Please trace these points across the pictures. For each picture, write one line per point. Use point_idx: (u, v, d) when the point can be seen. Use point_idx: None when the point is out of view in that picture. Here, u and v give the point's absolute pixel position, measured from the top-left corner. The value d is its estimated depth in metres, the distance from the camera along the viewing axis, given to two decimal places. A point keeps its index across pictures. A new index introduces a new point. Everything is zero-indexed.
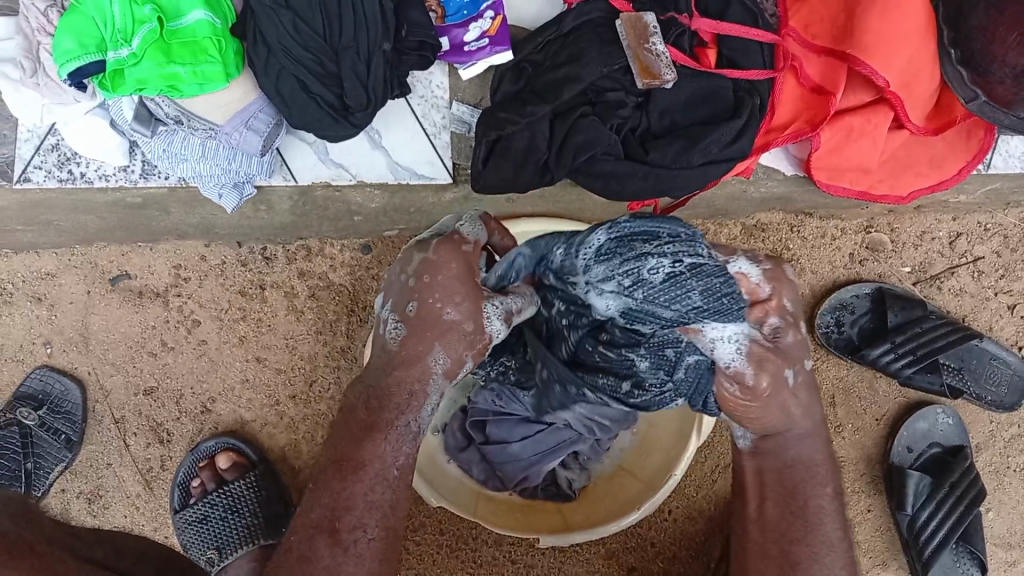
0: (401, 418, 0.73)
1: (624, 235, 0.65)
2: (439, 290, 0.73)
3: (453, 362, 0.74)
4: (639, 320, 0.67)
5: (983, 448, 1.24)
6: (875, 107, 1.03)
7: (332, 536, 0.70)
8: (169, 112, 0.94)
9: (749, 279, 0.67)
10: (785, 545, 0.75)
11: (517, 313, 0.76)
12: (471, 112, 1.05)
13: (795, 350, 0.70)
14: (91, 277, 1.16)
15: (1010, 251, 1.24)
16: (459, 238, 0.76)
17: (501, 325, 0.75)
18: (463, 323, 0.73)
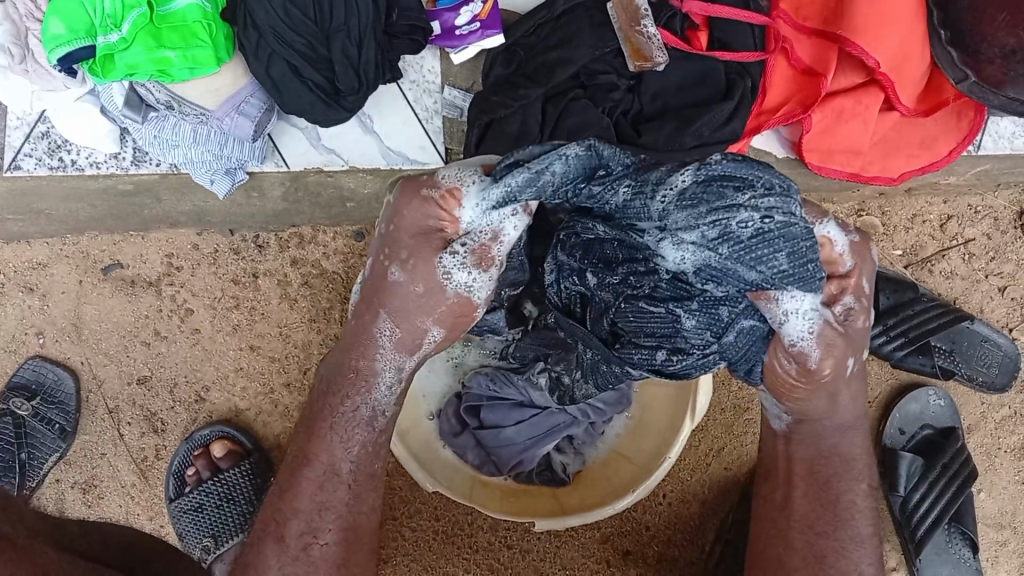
0: (347, 402, 0.75)
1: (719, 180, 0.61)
2: (393, 245, 0.71)
3: (402, 332, 0.74)
4: (715, 275, 0.66)
5: (974, 429, 1.25)
6: (866, 88, 1.03)
7: (280, 540, 0.73)
8: (160, 97, 0.94)
9: (835, 247, 0.71)
10: (811, 535, 0.76)
11: (490, 249, 0.69)
12: (463, 97, 1.06)
13: (858, 336, 0.74)
14: (83, 267, 1.15)
15: (1000, 233, 1.24)
16: (426, 180, 0.70)
17: (467, 275, 0.70)
18: (410, 284, 0.71)
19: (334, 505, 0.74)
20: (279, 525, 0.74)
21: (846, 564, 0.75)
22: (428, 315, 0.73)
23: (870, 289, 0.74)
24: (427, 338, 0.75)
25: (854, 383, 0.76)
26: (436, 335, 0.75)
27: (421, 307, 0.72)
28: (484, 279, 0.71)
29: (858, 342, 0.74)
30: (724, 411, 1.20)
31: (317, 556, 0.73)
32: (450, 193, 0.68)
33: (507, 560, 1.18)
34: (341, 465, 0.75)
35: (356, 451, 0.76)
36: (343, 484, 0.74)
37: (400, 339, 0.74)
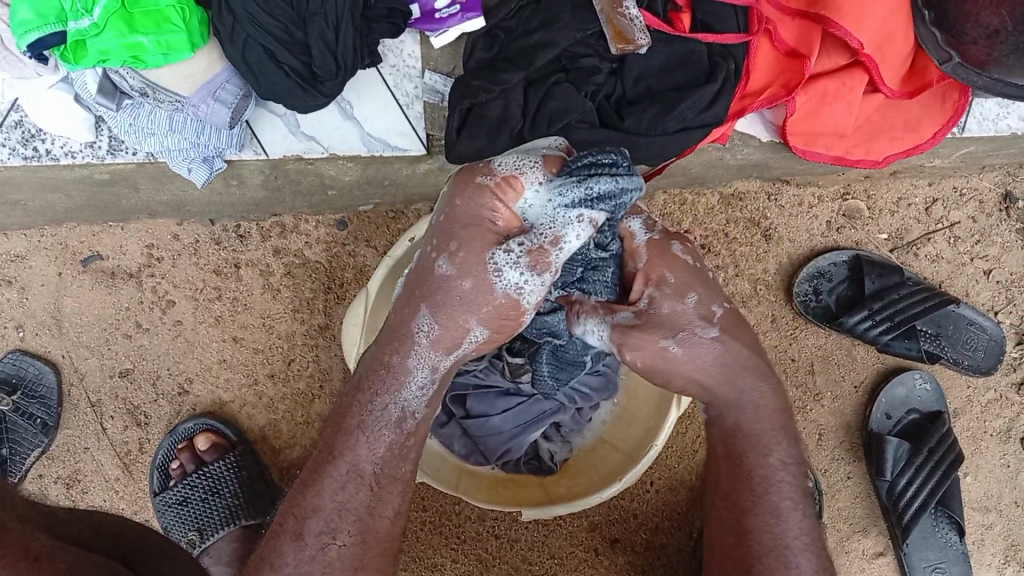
0: (376, 400, 0.74)
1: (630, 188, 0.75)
2: (443, 237, 0.72)
3: (441, 330, 0.73)
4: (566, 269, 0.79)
5: (960, 413, 1.25)
6: (851, 70, 1.02)
7: (298, 537, 0.71)
8: (134, 84, 0.92)
9: (635, 239, 0.79)
10: (738, 513, 0.76)
11: (548, 252, 0.72)
12: (444, 82, 1.04)
13: (668, 320, 0.74)
14: (62, 259, 1.13)
15: (985, 216, 1.24)
16: (481, 169, 0.73)
17: (518, 275, 0.71)
18: (457, 279, 0.71)
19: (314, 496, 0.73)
20: (299, 521, 0.72)
21: (769, 538, 0.75)
22: (471, 312, 0.72)
23: (671, 277, 0.76)
24: (468, 337, 0.74)
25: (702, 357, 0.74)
26: (477, 336, 0.75)
27: (462, 303, 0.72)
28: (536, 283, 0.72)
29: (673, 324, 0.74)
30: None
31: (334, 557, 0.71)
32: (507, 182, 0.73)
33: (494, 550, 1.18)
34: (365, 466, 0.73)
35: (383, 453, 0.74)
36: (365, 485, 0.73)
37: (439, 336, 0.73)
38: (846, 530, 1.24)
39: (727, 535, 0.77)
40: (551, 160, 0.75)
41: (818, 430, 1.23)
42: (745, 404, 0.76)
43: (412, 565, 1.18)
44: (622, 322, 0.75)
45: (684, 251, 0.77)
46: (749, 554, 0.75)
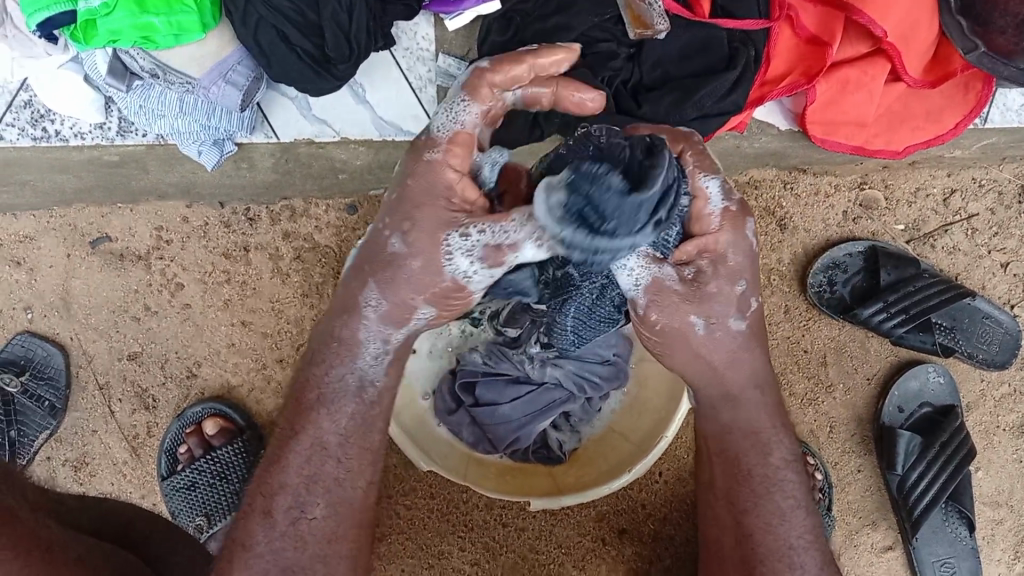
0: (331, 371, 0.74)
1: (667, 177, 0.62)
2: (395, 214, 0.70)
3: (389, 305, 0.72)
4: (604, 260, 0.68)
5: (974, 407, 1.24)
6: (873, 58, 1.01)
7: (266, 515, 0.73)
8: (144, 65, 0.91)
9: (707, 204, 0.72)
10: (738, 514, 0.77)
11: (504, 252, 0.68)
12: (459, 65, 1.02)
13: (711, 296, 0.72)
14: (71, 240, 1.13)
15: (1004, 208, 1.22)
16: (427, 141, 0.70)
17: (469, 264, 0.69)
18: (410, 258, 0.70)
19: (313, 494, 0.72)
20: (266, 500, 0.73)
21: (773, 540, 0.76)
22: (417, 291, 0.71)
23: (732, 257, 0.72)
24: (416, 315, 0.73)
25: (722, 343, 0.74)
26: (426, 313, 0.73)
27: (410, 283, 0.71)
28: (485, 274, 0.70)
29: (717, 306, 0.73)
30: None
31: (306, 531, 0.72)
32: (455, 143, 0.69)
33: (502, 538, 1.17)
34: (328, 438, 0.73)
35: (345, 423, 0.74)
36: (331, 458, 0.73)
37: (386, 312, 0.72)
38: (855, 524, 1.23)
39: (724, 535, 0.79)
40: (475, 91, 0.70)
41: (829, 423, 1.22)
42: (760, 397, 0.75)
43: (417, 552, 1.17)
44: (666, 282, 0.72)
45: (752, 232, 0.73)
46: (752, 553, 0.76)
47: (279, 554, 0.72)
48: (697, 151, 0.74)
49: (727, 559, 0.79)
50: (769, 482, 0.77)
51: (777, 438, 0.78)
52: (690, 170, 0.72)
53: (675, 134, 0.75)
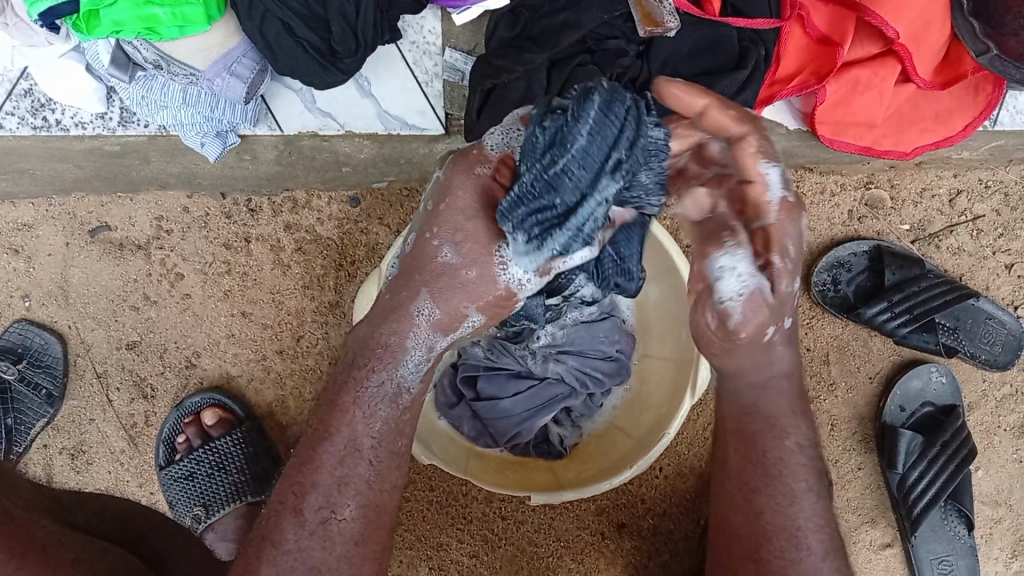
0: (372, 375, 0.74)
1: (591, 126, 0.67)
2: (442, 223, 0.74)
3: (441, 313, 0.75)
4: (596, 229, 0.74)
5: (974, 407, 1.24)
6: (884, 59, 1.00)
7: (298, 513, 0.71)
8: (147, 56, 0.89)
9: (766, 189, 0.69)
10: (747, 493, 0.72)
11: (555, 261, 0.76)
12: (465, 59, 1.01)
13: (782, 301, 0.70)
14: (70, 229, 1.12)
15: (1010, 209, 1.21)
16: (477, 156, 0.76)
17: (523, 273, 0.76)
18: (463, 268, 0.74)
19: (310, 500, 0.72)
20: (298, 497, 0.72)
21: (780, 522, 0.71)
22: (473, 300, 0.76)
23: (793, 248, 0.69)
24: (466, 321, 0.77)
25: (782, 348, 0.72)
26: (474, 321, 0.78)
27: (463, 290, 0.75)
28: (536, 283, 0.77)
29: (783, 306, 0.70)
30: None
31: (335, 532, 0.71)
32: (502, 163, 0.76)
33: (500, 531, 1.17)
34: (363, 441, 0.74)
35: (379, 427, 0.75)
36: (363, 460, 0.73)
37: (438, 319, 0.75)
38: (854, 521, 1.23)
39: (733, 514, 0.73)
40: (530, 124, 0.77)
41: (830, 420, 1.22)
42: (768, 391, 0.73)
43: (417, 544, 1.17)
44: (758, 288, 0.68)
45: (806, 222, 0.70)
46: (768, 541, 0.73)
47: (307, 553, 0.70)
48: (761, 136, 0.68)
49: (733, 539, 0.73)
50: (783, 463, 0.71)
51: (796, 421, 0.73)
52: (750, 152, 0.68)
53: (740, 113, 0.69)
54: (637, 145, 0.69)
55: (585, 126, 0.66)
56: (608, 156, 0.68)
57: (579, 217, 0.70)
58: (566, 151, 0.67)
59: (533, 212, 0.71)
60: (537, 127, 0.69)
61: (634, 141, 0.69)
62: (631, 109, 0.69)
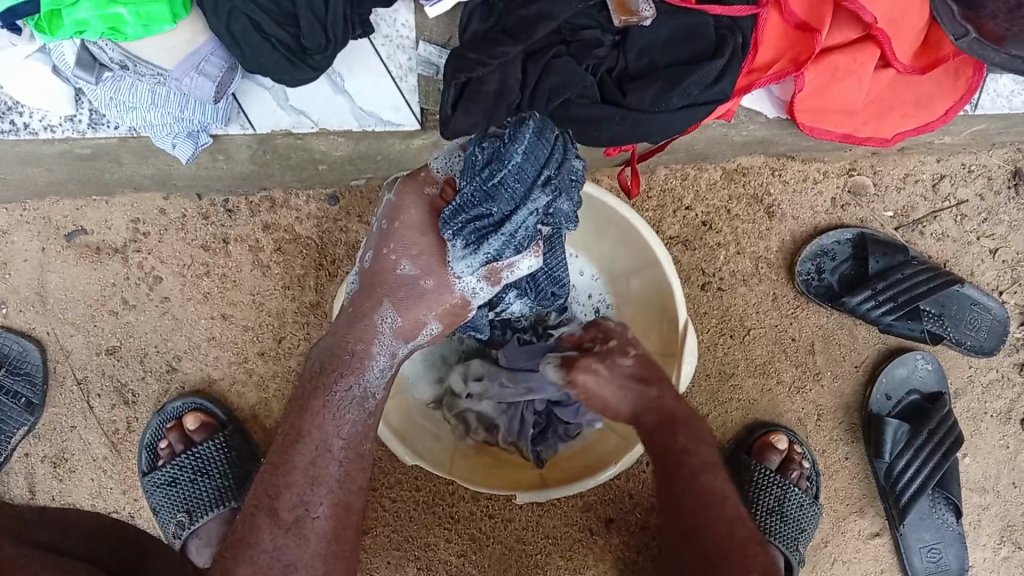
0: (340, 381, 0.79)
1: (525, 146, 0.71)
2: (398, 240, 0.80)
3: (403, 321, 0.81)
4: (530, 240, 0.76)
5: (962, 393, 1.23)
6: (863, 45, 0.99)
7: (273, 514, 0.74)
8: (113, 56, 0.88)
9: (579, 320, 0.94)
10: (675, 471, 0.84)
11: (501, 269, 0.80)
12: (440, 53, 1.00)
13: (603, 351, 0.88)
14: (46, 234, 1.11)
15: (994, 194, 1.21)
16: (425, 176, 0.80)
17: (476, 281, 0.81)
18: (421, 278, 0.80)
19: (282, 500, 0.75)
20: (273, 498, 0.75)
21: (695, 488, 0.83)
22: (430, 309, 0.81)
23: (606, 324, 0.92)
24: (425, 330, 0.83)
25: (631, 380, 0.85)
26: (433, 329, 0.83)
27: (422, 300, 0.80)
28: (488, 289, 0.82)
29: (610, 353, 0.87)
30: (709, 378, 1.19)
31: (309, 530, 0.75)
32: (448, 183, 0.79)
33: (488, 530, 1.16)
34: (332, 441, 0.77)
35: (349, 430, 0.78)
36: (334, 460, 0.77)
37: (401, 326, 0.81)
38: (843, 511, 1.22)
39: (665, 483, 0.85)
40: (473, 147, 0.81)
41: (817, 410, 1.21)
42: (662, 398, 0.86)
43: (405, 544, 1.16)
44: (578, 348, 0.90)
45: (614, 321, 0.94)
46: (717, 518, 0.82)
47: (282, 551, 0.73)
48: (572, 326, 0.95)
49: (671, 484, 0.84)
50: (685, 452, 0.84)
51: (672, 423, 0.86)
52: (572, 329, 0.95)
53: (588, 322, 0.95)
54: (565, 170, 0.74)
55: (520, 146, 0.70)
56: (540, 173, 0.72)
57: (511, 226, 0.73)
58: (501, 167, 0.71)
59: (472, 221, 0.75)
60: (477, 147, 0.72)
61: (562, 166, 0.73)
62: (560, 137, 0.74)
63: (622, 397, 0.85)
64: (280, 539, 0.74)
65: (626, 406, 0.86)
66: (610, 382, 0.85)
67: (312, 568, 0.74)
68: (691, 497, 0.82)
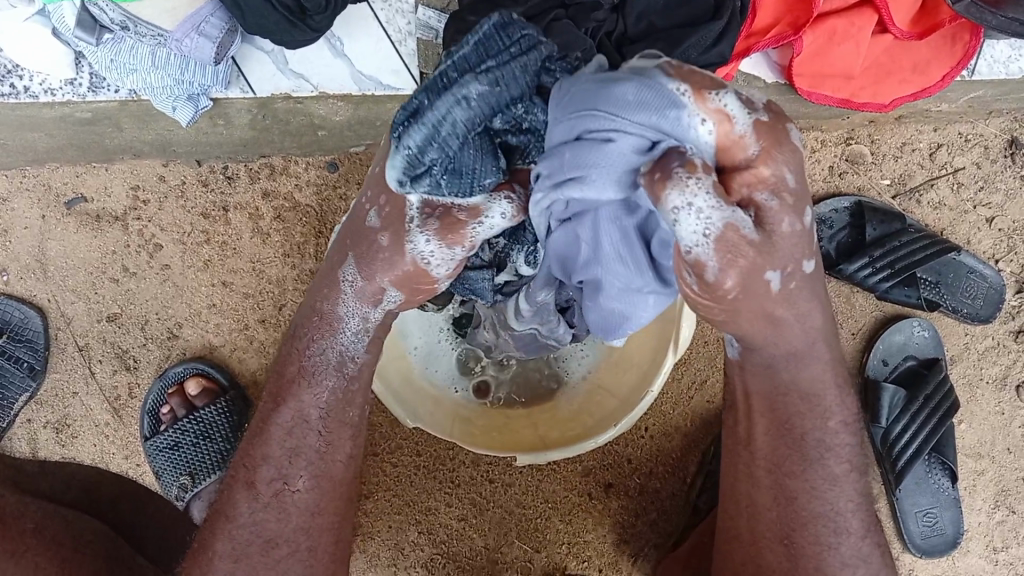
0: (313, 345, 0.76)
1: (479, 37, 0.60)
2: (372, 188, 0.68)
3: (363, 281, 0.71)
4: (464, 146, 0.60)
5: (958, 360, 1.24)
6: (860, 9, 1.00)
7: (251, 487, 0.78)
8: (114, 17, 0.89)
9: (732, 130, 0.55)
10: (778, 476, 0.74)
11: (464, 224, 0.64)
12: (438, 17, 1.02)
13: (784, 246, 0.58)
14: (46, 201, 1.11)
15: (990, 162, 1.22)
16: None
17: (427, 242, 0.66)
18: (380, 233, 0.68)
19: (260, 473, 0.78)
20: (251, 471, 0.78)
21: (818, 505, 0.74)
22: (386, 273, 0.69)
23: (792, 181, 0.57)
24: (385, 296, 0.72)
25: (795, 296, 0.62)
26: (394, 296, 0.72)
27: (380, 260, 0.69)
28: (446, 255, 0.66)
29: (790, 251, 0.59)
30: (707, 345, 1.19)
31: (289, 502, 0.78)
32: None
33: (488, 494, 1.17)
34: (310, 411, 0.77)
35: (327, 398, 0.77)
36: (313, 430, 0.77)
37: (360, 288, 0.72)
38: None
39: (758, 494, 0.75)
40: None
41: None
42: (811, 362, 0.68)
43: (405, 509, 1.17)
44: (740, 225, 0.55)
45: (800, 141, 0.57)
46: (791, 519, 0.75)
47: (261, 524, 0.78)
48: (737, 131, 0.55)
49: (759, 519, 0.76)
50: (824, 447, 0.72)
51: (839, 401, 0.72)
52: (725, 137, 0.55)
53: (768, 138, 0.55)
54: (523, 75, 0.60)
55: (472, 36, 0.60)
56: (485, 64, 0.59)
57: (436, 115, 0.59)
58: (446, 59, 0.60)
59: (406, 120, 0.61)
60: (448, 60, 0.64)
61: (515, 61, 0.59)
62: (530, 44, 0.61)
63: (768, 326, 0.63)
64: (257, 511, 0.78)
65: (764, 336, 0.64)
66: (775, 306, 0.61)
67: (295, 543, 0.78)
68: (810, 507, 0.74)
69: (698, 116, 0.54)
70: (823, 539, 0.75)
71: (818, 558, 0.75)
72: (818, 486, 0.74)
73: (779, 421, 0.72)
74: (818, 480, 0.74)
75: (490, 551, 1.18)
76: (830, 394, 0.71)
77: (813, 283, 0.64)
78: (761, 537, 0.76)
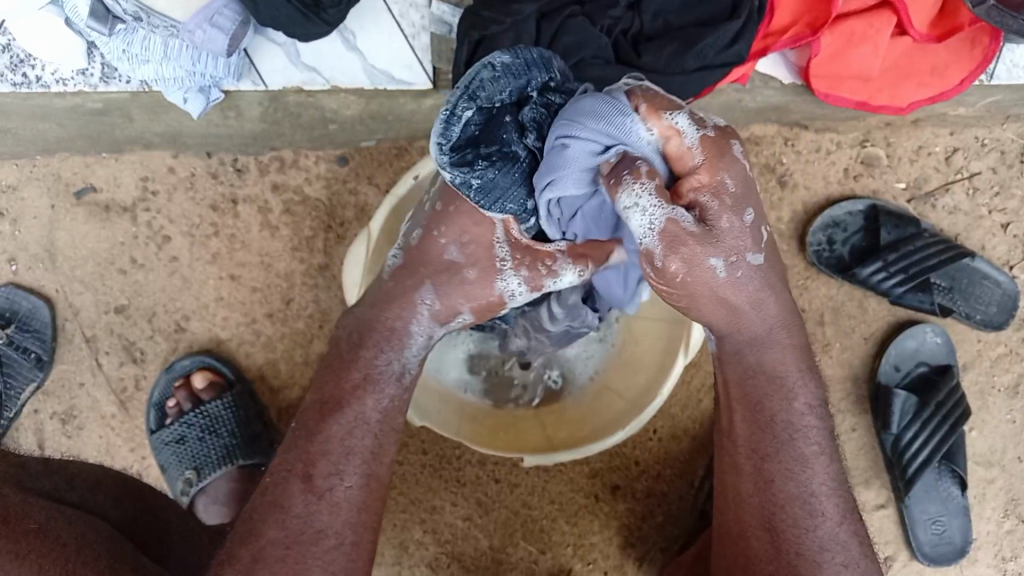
0: (382, 354, 0.83)
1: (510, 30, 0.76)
2: (449, 225, 0.83)
3: (440, 305, 0.84)
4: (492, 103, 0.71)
5: (970, 366, 1.22)
6: (879, 10, 0.99)
7: (308, 480, 0.77)
8: (128, 8, 0.87)
9: (681, 141, 0.67)
10: (758, 461, 0.77)
11: (545, 278, 0.83)
12: (453, 12, 1.01)
13: (730, 238, 0.67)
14: (56, 190, 1.11)
15: (1006, 167, 1.20)
16: None
17: (518, 283, 0.83)
18: (465, 266, 0.83)
19: (319, 468, 0.78)
20: (308, 465, 0.78)
21: (794, 487, 0.76)
22: (467, 299, 0.84)
23: (731, 184, 0.67)
24: (458, 318, 0.86)
25: (746, 286, 0.70)
26: (465, 317, 0.86)
27: (462, 289, 0.84)
28: (526, 294, 0.84)
29: (733, 244, 0.68)
30: None
31: (340, 498, 0.78)
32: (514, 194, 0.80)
33: (494, 494, 1.17)
34: (370, 415, 0.81)
35: (386, 404, 0.82)
36: (370, 431, 0.81)
37: (438, 310, 0.84)
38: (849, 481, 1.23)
39: (743, 484, 0.78)
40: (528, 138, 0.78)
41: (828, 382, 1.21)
42: (771, 344, 0.75)
43: (410, 507, 1.16)
44: (684, 220, 0.65)
45: (740, 154, 0.68)
46: (770, 503, 0.76)
47: (315, 516, 0.76)
48: (684, 142, 0.67)
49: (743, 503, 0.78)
50: (792, 429, 0.76)
51: (801, 384, 0.77)
52: (677, 147, 0.67)
53: (712, 149, 0.67)
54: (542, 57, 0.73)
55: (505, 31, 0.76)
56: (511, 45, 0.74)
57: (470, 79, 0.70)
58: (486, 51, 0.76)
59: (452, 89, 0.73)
60: None
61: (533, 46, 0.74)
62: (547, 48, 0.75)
63: (727, 312, 0.71)
64: (312, 504, 0.77)
65: (725, 320, 0.72)
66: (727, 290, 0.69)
67: (343, 535, 0.77)
68: (786, 489, 0.76)
69: (643, 124, 0.67)
70: (800, 522, 0.75)
71: (796, 541, 0.75)
72: (791, 468, 0.76)
73: (750, 404, 0.77)
74: (790, 462, 0.76)
75: (494, 551, 1.18)
76: (794, 375, 0.76)
77: (771, 274, 0.72)
78: (750, 528, 0.77)
